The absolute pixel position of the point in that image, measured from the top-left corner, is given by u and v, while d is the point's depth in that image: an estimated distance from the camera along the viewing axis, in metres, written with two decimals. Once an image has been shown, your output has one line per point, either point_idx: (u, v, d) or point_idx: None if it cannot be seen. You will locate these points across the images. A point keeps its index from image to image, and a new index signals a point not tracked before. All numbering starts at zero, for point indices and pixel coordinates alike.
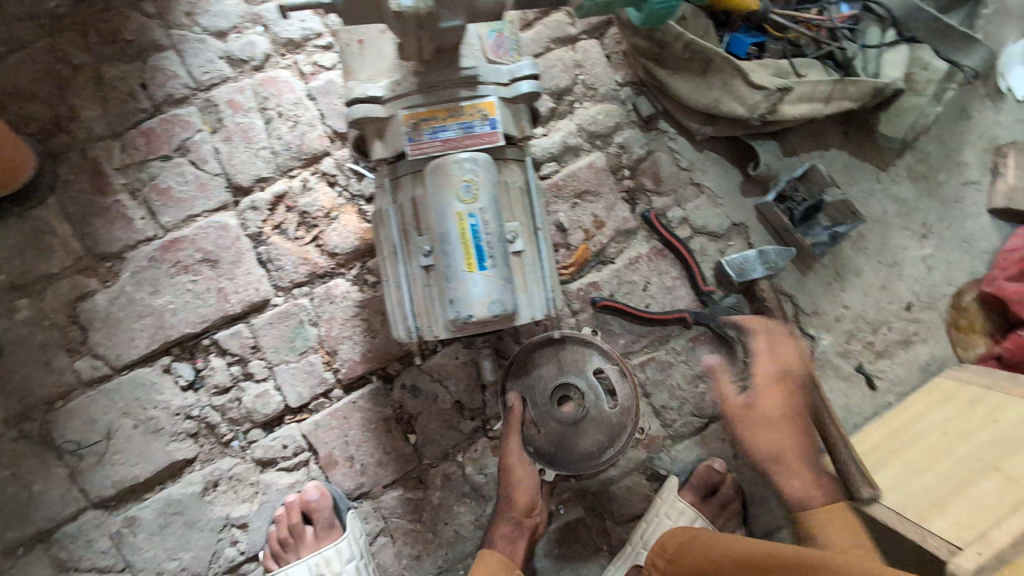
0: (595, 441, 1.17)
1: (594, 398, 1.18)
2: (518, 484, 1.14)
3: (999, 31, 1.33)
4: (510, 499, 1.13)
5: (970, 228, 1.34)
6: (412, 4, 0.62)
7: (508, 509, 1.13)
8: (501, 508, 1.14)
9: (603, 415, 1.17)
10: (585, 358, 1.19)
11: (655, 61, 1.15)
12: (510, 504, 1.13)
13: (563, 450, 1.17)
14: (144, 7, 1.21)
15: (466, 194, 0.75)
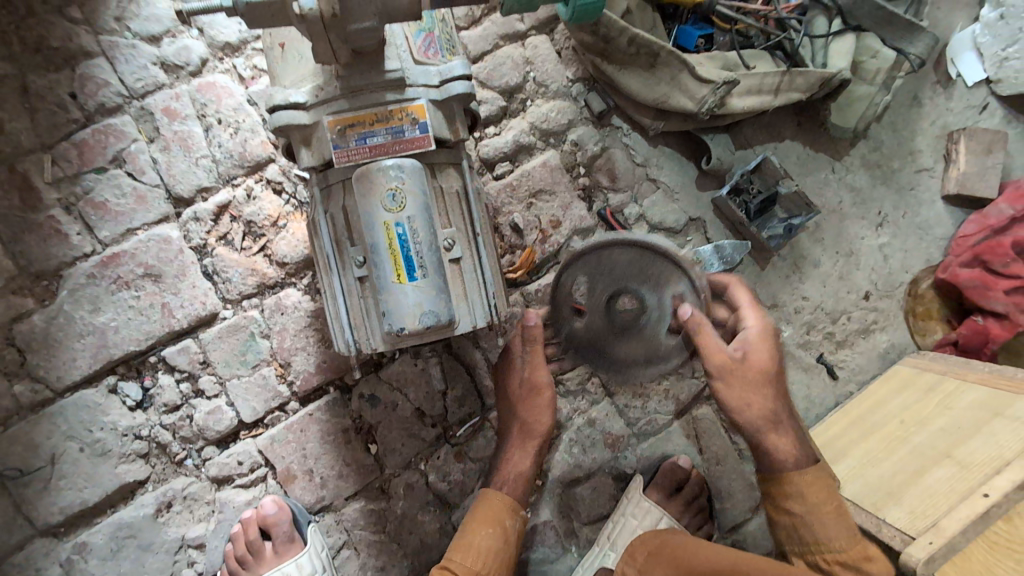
0: (632, 354, 1.10)
1: (661, 313, 1.05)
2: (537, 404, 1.11)
3: (946, 17, 1.33)
4: (521, 432, 1.11)
5: (925, 216, 1.35)
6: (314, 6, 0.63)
7: (524, 438, 1.11)
8: (513, 440, 1.11)
9: (652, 336, 1.08)
10: (673, 281, 1.03)
11: (602, 56, 1.12)
12: (524, 437, 1.11)
13: (595, 347, 1.11)
14: (69, 12, 1.15)
15: (392, 203, 0.74)
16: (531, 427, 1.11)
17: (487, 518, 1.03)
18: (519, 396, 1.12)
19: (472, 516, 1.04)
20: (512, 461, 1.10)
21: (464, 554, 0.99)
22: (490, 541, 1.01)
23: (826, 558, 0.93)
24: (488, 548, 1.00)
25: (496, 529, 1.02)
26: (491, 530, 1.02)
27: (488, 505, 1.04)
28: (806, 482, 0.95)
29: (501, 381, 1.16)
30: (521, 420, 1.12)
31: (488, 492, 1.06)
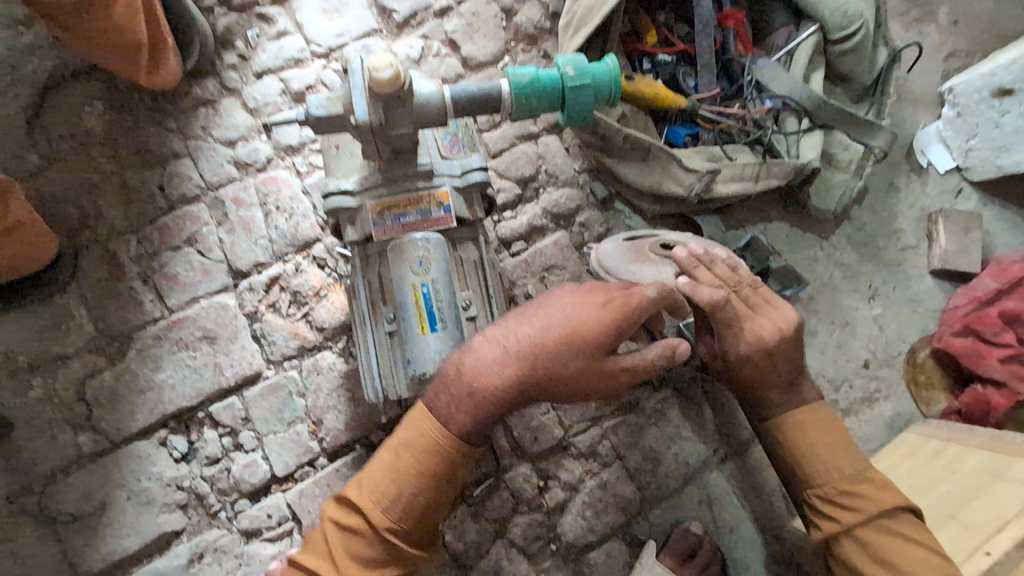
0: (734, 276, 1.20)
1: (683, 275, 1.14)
2: (585, 373, 0.86)
3: (911, 116, 1.50)
4: (533, 378, 0.84)
5: (915, 289, 1.44)
6: (365, 118, 0.82)
7: (536, 392, 0.85)
8: (515, 379, 0.83)
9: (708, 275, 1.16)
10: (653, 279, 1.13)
11: (602, 151, 1.31)
12: (530, 382, 0.84)
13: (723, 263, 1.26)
14: (166, 124, 1.42)
15: (420, 268, 0.89)
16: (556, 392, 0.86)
17: (414, 452, 0.85)
18: (590, 360, 0.86)
19: (400, 435, 0.88)
20: (483, 384, 0.82)
21: (375, 482, 0.86)
22: (418, 496, 0.84)
23: (811, 484, 1.04)
24: (400, 491, 0.84)
25: (422, 476, 0.84)
26: (415, 475, 0.84)
27: (417, 441, 0.85)
28: (798, 423, 1.06)
29: (571, 309, 0.87)
30: (555, 381, 0.85)
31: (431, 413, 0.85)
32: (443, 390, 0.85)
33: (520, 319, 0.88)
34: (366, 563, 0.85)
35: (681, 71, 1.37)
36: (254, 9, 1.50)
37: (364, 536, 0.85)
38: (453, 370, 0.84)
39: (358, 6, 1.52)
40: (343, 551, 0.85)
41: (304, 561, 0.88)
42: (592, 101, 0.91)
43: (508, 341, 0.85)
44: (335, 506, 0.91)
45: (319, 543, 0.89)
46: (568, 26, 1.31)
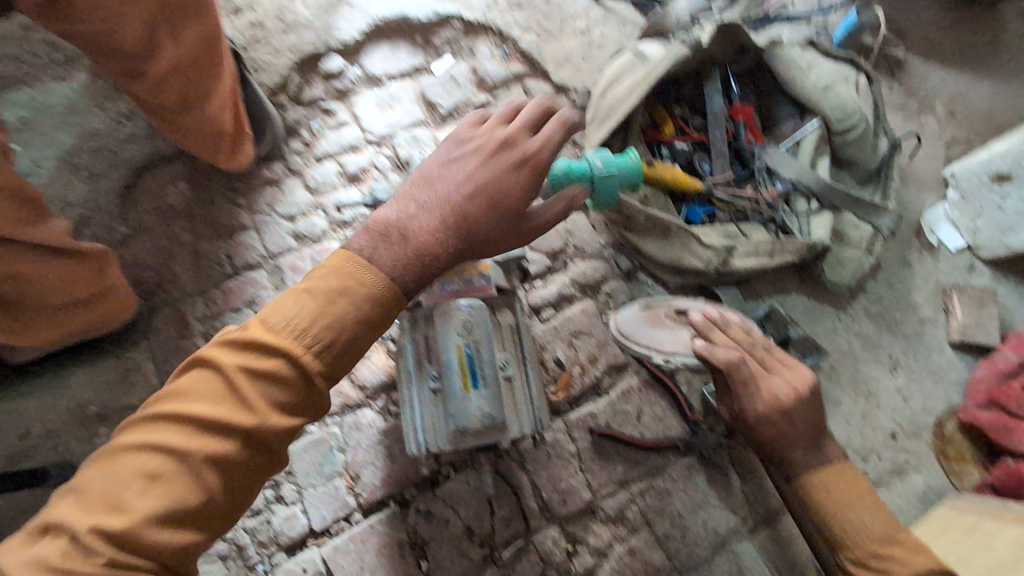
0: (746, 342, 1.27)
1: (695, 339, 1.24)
2: (505, 228, 0.90)
3: (919, 197, 1.60)
4: (451, 240, 0.86)
5: (937, 361, 1.47)
6: None
7: (460, 253, 0.88)
8: (433, 243, 0.84)
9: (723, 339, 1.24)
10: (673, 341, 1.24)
11: (626, 228, 1.43)
12: (462, 237, 0.86)
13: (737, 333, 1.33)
14: (237, 201, 1.61)
15: (464, 331, 1.00)
16: (472, 250, 0.89)
17: (352, 295, 0.79)
18: (501, 215, 0.89)
19: (327, 279, 0.79)
20: (394, 254, 0.82)
21: (306, 326, 0.76)
22: (354, 341, 0.79)
23: (845, 547, 1.05)
24: (336, 336, 0.78)
25: (340, 304, 0.78)
26: (351, 320, 0.79)
27: (358, 284, 0.79)
28: (828, 480, 1.08)
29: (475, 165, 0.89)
30: (475, 239, 0.88)
31: (360, 259, 0.81)
32: (372, 243, 0.83)
33: (435, 173, 0.89)
34: (278, 407, 0.76)
35: (697, 158, 1.52)
36: (319, 104, 1.72)
37: (287, 383, 0.76)
38: (379, 227, 0.84)
39: (408, 101, 1.73)
40: (255, 397, 0.74)
41: (196, 410, 0.72)
42: (618, 187, 1.05)
43: (416, 210, 0.86)
44: (228, 349, 0.76)
45: (213, 388, 0.74)
46: (595, 119, 1.48)
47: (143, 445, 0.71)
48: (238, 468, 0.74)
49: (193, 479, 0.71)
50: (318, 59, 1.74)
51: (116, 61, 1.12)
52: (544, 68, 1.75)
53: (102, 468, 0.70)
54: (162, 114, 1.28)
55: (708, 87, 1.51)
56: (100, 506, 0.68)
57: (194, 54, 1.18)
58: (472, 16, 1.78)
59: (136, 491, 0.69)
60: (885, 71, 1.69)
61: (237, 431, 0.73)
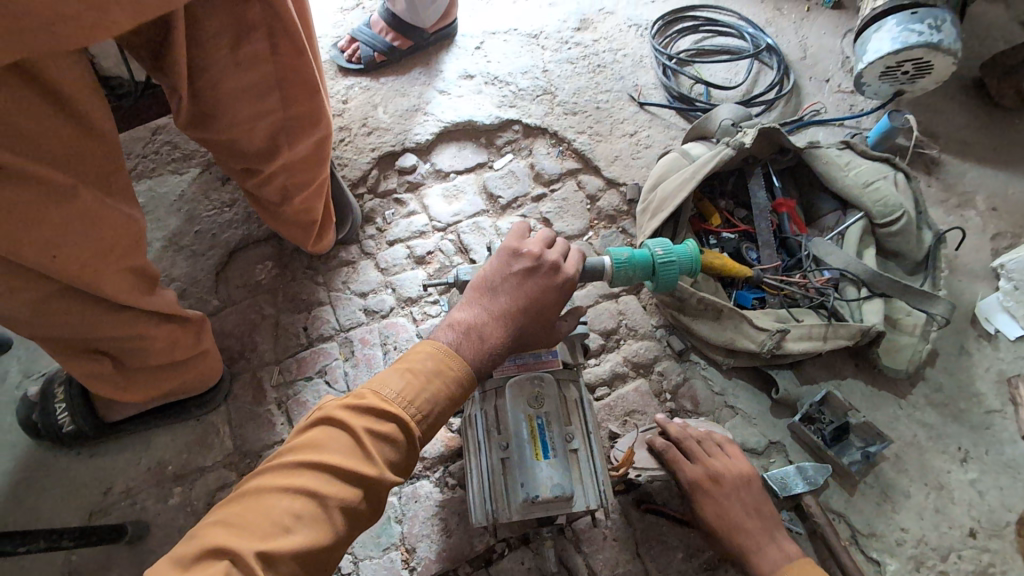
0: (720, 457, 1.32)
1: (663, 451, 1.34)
2: (550, 328, 1.05)
3: (969, 286, 1.62)
4: (512, 343, 0.99)
5: (1011, 454, 1.41)
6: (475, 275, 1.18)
7: (514, 350, 1.01)
8: (500, 346, 0.97)
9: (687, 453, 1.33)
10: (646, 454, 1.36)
11: (679, 310, 1.50)
12: (513, 345, 0.99)
13: None
14: (316, 278, 1.78)
15: (535, 403, 1.08)
16: (524, 345, 1.03)
17: (450, 374, 0.93)
18: (549, 319, 1.03)
19: (427, 359, 0.93)
20: (469, 357, 0.95)
21: (415, 397, 0.90)
22: (445, 414, 0.94)
23: None
24: (436, 408, 0.92)
25: (440, 390, 0.92)
26: (444, 396, 0.93)
27: (453, 366, 0.93)
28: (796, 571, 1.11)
29: (531, 278, 1.00)
30: (527, 338, 1.02)
31: (451, 352, 0.94)
32: (456, 341, 0.96)
33: (504, 282, 1.00)
34: (389, 466, 0.89)
35: (744, 246, 1.61)
36: (393, 195, 1.92)
37: (398, 444, 0.89)
38: (459, 327, 0.97)
39: (472, 193, 1.92)
40: (375, 455, 0.86)
41: (330, 463, 0.84)
42: (677, 273, 1.13)
43: (485, 317, 0.98)
44: (349, 411, 0.89)
45: (342, 443, 0.87)
46: (646, 210, 1.61)
47: (286, 488, 0.82)
48: (355, 518, 0.86)
49: (324, 523, 0.83)
50: (395, 157, 1.97)
51: (237, 160, 1.27)
52: (596, 164, 1.92)
53: (250, 507, 0.81)
54: (265, 201, 1.41)
55: (752, 182, 1.63)
56: (253, 538, 0.78)
57: (306, 159, 1.31)
58: (531, 121, 2.00)
59: (283, 528, 0.80)
60: (922, 169, 1.80)
61: (359, 482, 0.85)
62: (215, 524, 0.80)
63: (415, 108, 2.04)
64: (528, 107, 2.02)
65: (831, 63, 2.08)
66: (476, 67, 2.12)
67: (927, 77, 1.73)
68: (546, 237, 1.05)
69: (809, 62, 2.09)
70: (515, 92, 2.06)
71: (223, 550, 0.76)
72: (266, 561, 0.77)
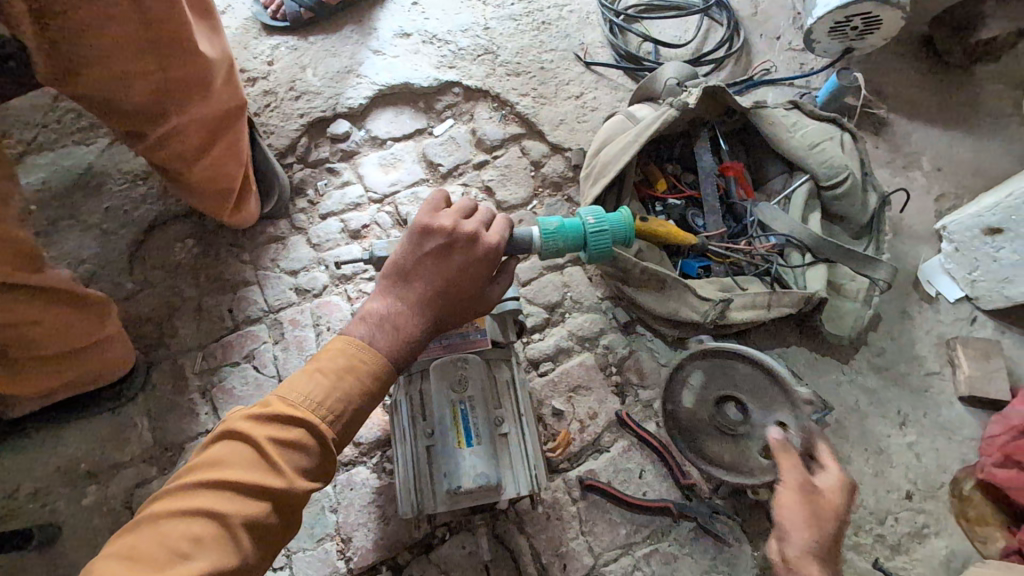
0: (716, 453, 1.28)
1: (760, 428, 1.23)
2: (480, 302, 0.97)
3: (913, 250, 1.61)
4: (433, 325, 0.92)
5: (947, 416, 1.43)
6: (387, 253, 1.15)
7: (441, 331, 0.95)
8: (417, 331, 0.91)
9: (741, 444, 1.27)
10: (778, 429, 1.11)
11: (623, 282, 1.44)
12: (436, 329, 0.93)
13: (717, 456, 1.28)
14: (242, 256, 1.65)
15: (459, 387, 1.02)
16: (454, 322, 0.96)
17: (364, 370, 0.87)
18: (475, 293, 0.94)
19: (337, 357, 0.87)
20: (381, 346, 0.89)
21: (325, 398, 0.84)
22: (362, 413, 0.87)
23: None
24: (349, 406, 0.85)
25: (351, 388, 0.85)
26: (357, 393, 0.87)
27: (364, 361, 0.87)
28: None
29: (443, 255, 0.92)
30: (453, 315, 0.94)
31: (359, 343, 0.88)
32: (368, 333, 0.89)
33: (419, 262, 0.92)
34: (301, 475, 0.82)
35: (690, 213, 1.55)
36: (325, 164, 1.79)
37: (309, 451, 0.83)
38: (370, 317, 0.90)
39: (410, 162, 1.80)
40: (281, 465, 0.80)
41: (231, 479, 0.78)
42: (610, 243, 1.07)
43: (398, 304, 0.91)
44: (253, 421, 0.83)
45: (246, 456, 0.80)
46: (588, 177, 1.53)
47: (185, 512, 0.76)
48: (266, 534, 0.80)
49: (230, 544, 0.76)
50: (326, 123, 1.82)
51: (119, 121, 1.12)
52: (540, 129, 1.82)
53: (147, 536, 0.75)
54: (166, 170, 1.26)
55: (698, 146, 1.57)
56: (146, 570, 0.72)
57: (200, 119, 1.18)
58: (471, 82, 1.87)
59: (179, 556, 0.73)
60: (870, 130, 1.76)
61: (268, 495, 0.79)
62: (110, 558, 0.73)
63: (347, 69, 1.88)
64: (468, 68, 1.90)
65: (782, 19, 2.00)
66: (413, 25, 1.97)
67: (876, 33, 1.68)
68: (465, 208, 0.97)
69: (760, 18, 2.01)
70: (455, 51, 1.92)
71: None
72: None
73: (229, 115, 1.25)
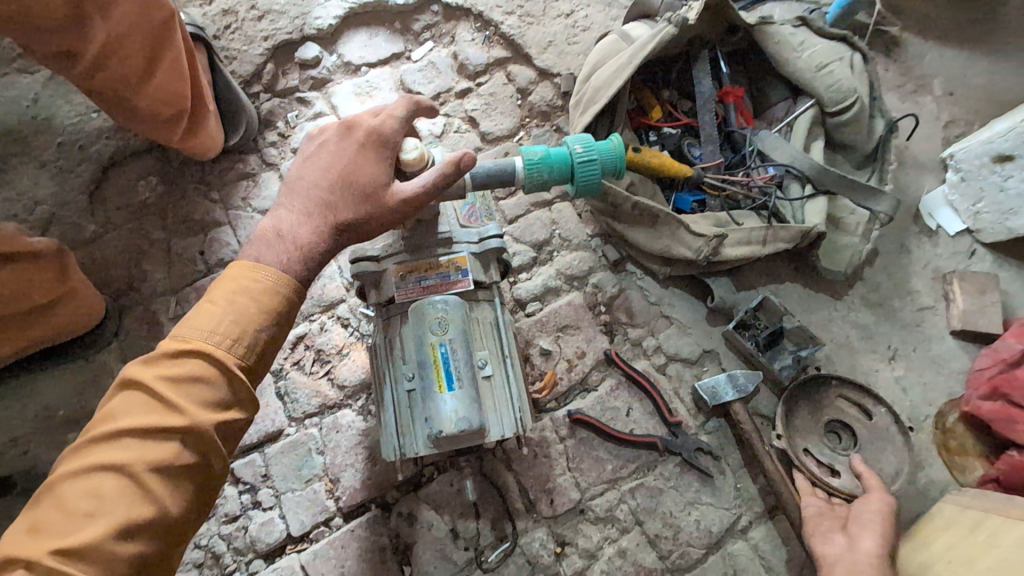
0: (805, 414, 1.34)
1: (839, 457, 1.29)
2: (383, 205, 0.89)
3: (916, 181, 1.54)
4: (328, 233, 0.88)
5: (937, 350, 1.41)
6: None
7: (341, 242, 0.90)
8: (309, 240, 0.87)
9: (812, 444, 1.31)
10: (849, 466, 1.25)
11: (613, 218, 1.37)
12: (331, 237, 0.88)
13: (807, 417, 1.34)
14: (210, 195, 1.55)
15: (438, 329, 0.97)
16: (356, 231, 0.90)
17: (255, 294, 0.82)
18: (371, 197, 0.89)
19: (227, 286, 0.83)
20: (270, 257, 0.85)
21: (213, 327, 0.80)
22: (263, 334, 0.83)
23: None
24: (244, 330, 0.81)
25: (239, 314, 0.81)
26: (252, 317, 0.82)
27: (256, 278, 0.83)
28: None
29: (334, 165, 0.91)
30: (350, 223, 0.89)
31: (248, 261, 0.84)
32: (257, 250, 0.86)
33: (314, 175, 0.91)
34: (206, 408, 0.79)
35: (686, 142, 1.46)
36: (295, 94, 1.65)
37: (207, 380, 0.79)
38: (260, 236, 0.87)
39: (387, 90, 1.67)
40: (178, 401, 0.77)
41: (126, 427, 0.76)
42: (599, 174, 0.99)
43: (288, 218, 0.88)
44: (146, 364, 0.80)
45: (141, 403, 0.78)
46: (578, 104, 1.42)
47: (84, 471, 0.74)
48: (179, 477, 0.77)
49: (138, 493, 0.74)
50: (294, 47, 1.67)
51: (41, 40, 1.04)
52: (527, 52, 1.68)
53: (52, 502, 0.74)
54: (99, 93, 1.16)
55: (697, 69, 1.45)
56: (52, 533, 0.71)
57: (120, 31, 1.07)
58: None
59: (82, 514, 0.72)
60: (880, 51, 1.64)
61: (171, 436, 0.77)
62: (21, 531, 0.73)
63: None
64: None
65: None
66: None
67: None
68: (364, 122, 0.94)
69: None
70: None
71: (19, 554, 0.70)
72: (70, 555, 0.70)
73: (158, 33, 1.12)
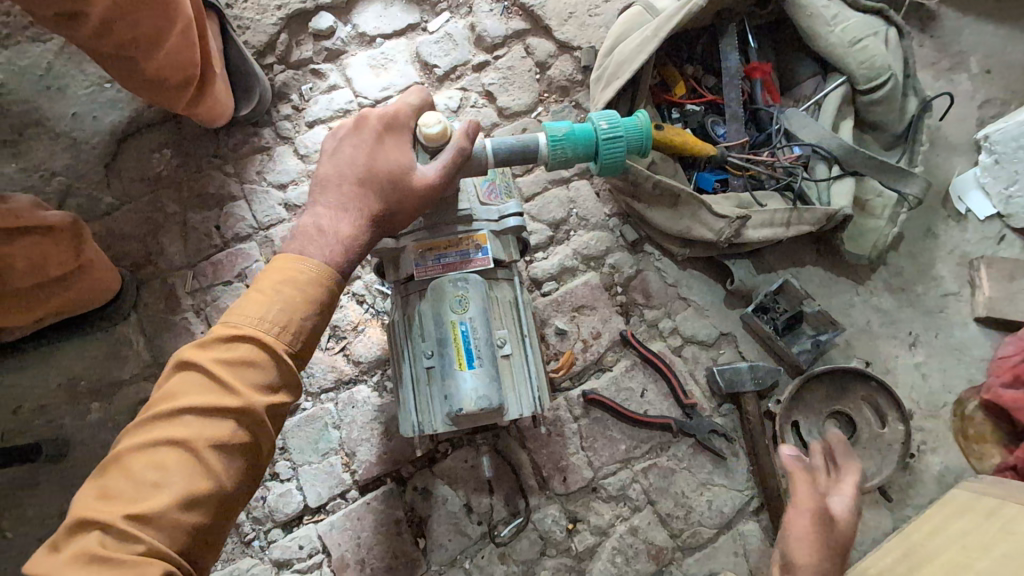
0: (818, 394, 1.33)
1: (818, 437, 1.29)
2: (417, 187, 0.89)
3: (947, 163, 1.50)
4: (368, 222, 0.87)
5: (959, 337, 1.39)
6: None
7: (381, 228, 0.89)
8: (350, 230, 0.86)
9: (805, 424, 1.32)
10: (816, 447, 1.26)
11: (632, 198, 1.35)
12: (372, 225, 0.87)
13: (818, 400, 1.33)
14: (225, 169, 1.54)
15: (459, 307, 0.96)
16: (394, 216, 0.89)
17: (302, 283, 0.82)
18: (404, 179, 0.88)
19: (275, 274, 0.82)
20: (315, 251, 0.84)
21: (262, 312, 0.80)
22: (310, 321, 0.82)
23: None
24: (294, 316, 0.81)
25: (289, 300, 0.81)
26: (300, 302, 0.82)
27: (300, 269, 0.82)
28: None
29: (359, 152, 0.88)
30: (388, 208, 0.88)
31: (291, 257, 0.83)
32: (299, 245, 0.84)
33: (341, 166, 0.88)
34: (259, 390, 0.80)
35: (710, 120, 1.42)
36: (309, 65, 1.62)
37: (260, 364, 0.79)
38: (301, 232, 0.85)
39: (403, 62, 1.63)
40: (233, 383, 0.78)
41: (184, 406, 0.77)
42: (624, 151, 0.97)
43: (321, 211, 0.87)
44: (198, 348, 0.80)
45: (197, 383, 0.78)
46: (600, 79, 1.38)
47: (145, 445, 0.76)
48: (236, 455, 0.78)
49: (199, 469, 0.75)
50: (308, 17, 1.63)
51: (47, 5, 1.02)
52: (547, 24, 1.63)
53: (115, 473, 0.76)
54: (106, 56, 1.14)
55: (724, 43, 1.40)
56: (121, 503, 0.73)
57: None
58: None
59: (150, 485, 0.74)
60: (915, 26, 1.57)
61: (226, 416, 0.77)
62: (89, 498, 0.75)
63: None
64: None
65: None
66: None
67: None
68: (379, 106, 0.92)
69: None
70: None
71: (89, 521, 0.72)
72: (139, 523, 0.72)
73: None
